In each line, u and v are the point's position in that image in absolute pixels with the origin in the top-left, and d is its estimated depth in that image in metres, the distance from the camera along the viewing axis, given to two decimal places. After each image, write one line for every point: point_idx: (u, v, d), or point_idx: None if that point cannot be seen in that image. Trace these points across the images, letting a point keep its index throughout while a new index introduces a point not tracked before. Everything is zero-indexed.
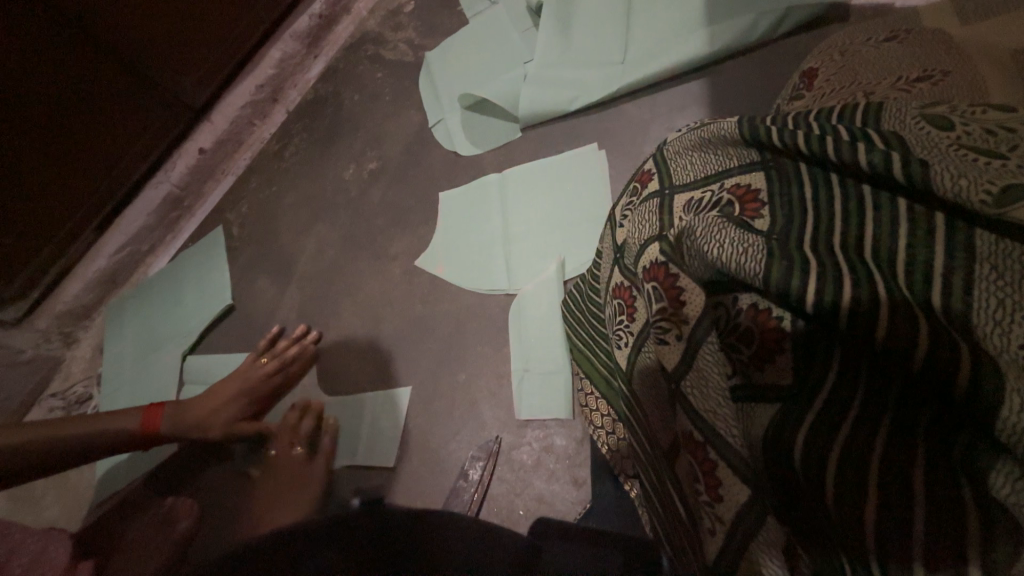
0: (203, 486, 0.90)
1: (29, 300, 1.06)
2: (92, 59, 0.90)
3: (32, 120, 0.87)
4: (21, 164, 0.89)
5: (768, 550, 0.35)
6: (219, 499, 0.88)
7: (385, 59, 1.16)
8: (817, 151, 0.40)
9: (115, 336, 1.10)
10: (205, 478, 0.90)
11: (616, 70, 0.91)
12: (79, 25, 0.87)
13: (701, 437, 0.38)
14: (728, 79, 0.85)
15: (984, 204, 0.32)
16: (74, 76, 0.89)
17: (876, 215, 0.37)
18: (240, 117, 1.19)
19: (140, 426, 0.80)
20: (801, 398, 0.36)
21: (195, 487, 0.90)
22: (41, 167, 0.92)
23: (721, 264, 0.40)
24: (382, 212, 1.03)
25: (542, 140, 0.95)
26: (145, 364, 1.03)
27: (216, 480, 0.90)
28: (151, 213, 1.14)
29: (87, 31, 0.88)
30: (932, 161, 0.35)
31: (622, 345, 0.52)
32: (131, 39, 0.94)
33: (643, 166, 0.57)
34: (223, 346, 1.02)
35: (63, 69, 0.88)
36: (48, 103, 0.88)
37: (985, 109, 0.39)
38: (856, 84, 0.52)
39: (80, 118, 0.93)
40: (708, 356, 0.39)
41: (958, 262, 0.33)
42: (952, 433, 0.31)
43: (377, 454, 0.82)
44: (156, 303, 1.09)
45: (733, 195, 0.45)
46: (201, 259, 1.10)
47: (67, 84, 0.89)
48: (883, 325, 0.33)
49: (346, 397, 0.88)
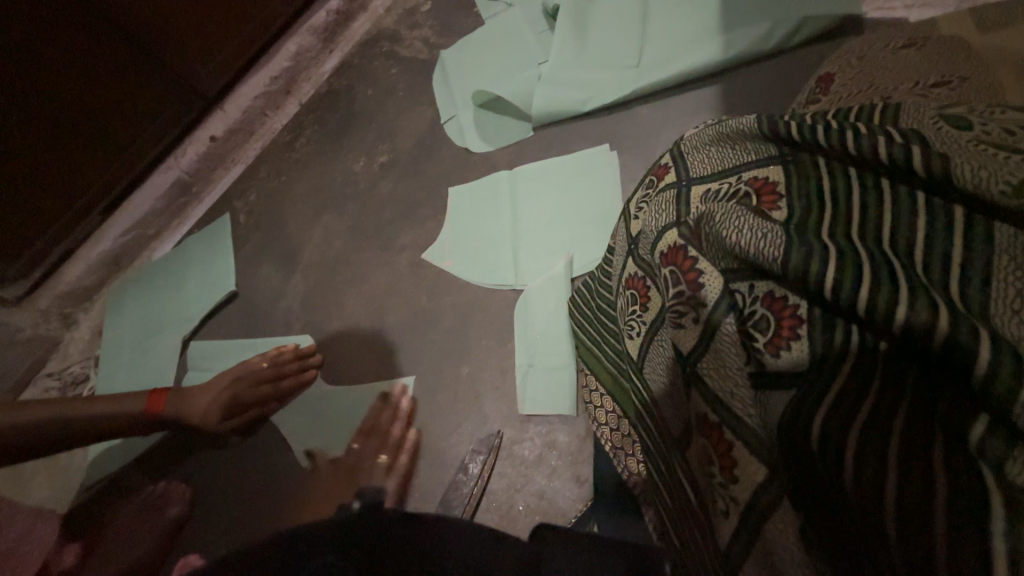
0: (193, 472, 0.88)
1: (32, 279, 1.06)
2: (111, 44, 0.92)
3: (49, 96, 0.87)
4: (34, 143, 0.89)
5: (783, 527, 0.37)
6: (208, 486, 0.86)
7: (400, 56, 1.18)
8: (837, 145, 0.41)
9: (115, 318, 1.09)
10: (195, 463, 0.88)
11: (629, 74, 0.92)
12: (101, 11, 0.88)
13: (718, 420, 0.40)
14: (741, 85, 0.86)
15: (1004, 193, 0.34)
16: (92, 56, 0.90)
17: (896, 206, 0.38)
18: (254, 107, 1.19)
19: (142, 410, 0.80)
20: (818, 382, 0.36)
21: (185, 472, 0.88)
22: (53, 147, 0.92)
23: (740, 249, 0.41)
24: (391, 204, 1.03)
25: (553, 139, 0.96)
26: (146, 347, 1.03)
27: (207, 466, 0.88)
28: (160, 197, 1.14)
29: (109, 17, 0.90)
30: (951, 155, 0.36)
31: (633, 335, 0.52)
32: (151, 25, 0.95)
33: (658, 161, 0.58)
34: (225, 332, 1.01)
35: (82, 52, 0.89)
36: (65, 79, 0.88)
37: (1003, 110, 0.40)
38: (873, 89, 0.53)
39: (95, 100, 0.94)
40: (726, 337, 0.40)
41: (976, 253, 0.34)
42: (968, 421, 0.31)
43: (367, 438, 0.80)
44: (159, 286, 1.08)
45: (751, 187, 0.46)
46: (207, 245, 1.10)
47: (85, 67, 0.90)
48: (903, 309, 0.32)
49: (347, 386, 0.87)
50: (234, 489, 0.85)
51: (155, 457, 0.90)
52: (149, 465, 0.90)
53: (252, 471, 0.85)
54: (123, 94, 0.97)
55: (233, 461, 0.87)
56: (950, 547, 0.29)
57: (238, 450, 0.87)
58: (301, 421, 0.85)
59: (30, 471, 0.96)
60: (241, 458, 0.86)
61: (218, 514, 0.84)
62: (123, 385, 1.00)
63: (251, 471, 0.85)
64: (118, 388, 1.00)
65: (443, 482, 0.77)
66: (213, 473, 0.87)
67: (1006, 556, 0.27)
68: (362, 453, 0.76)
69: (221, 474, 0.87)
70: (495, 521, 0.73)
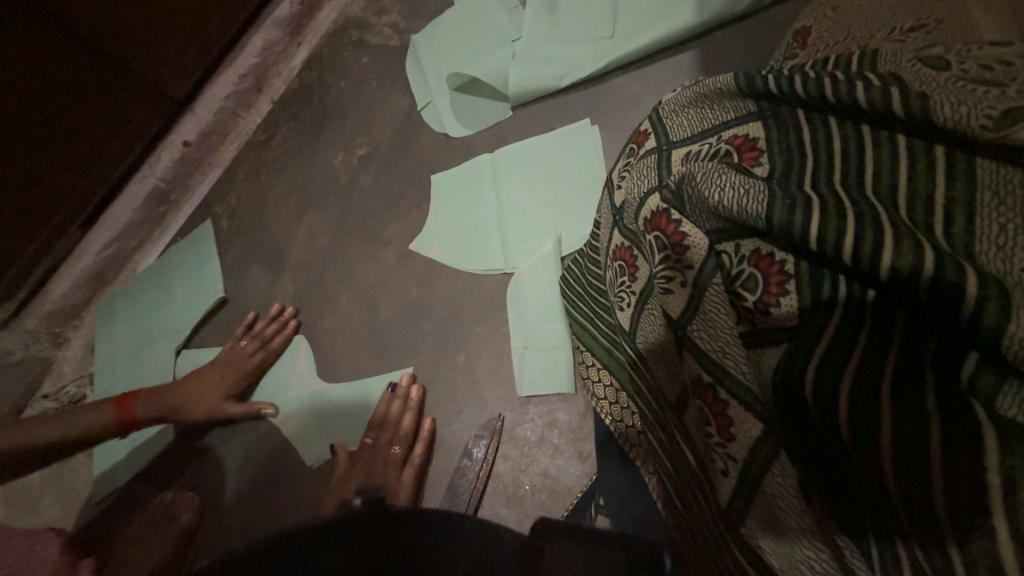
0: (199, 473, 0.88)
1: (16, 300, 1.04)
2: (71, 55, 0.88)
3: (9, 113, 0.84)
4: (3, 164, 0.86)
5: (783, 480, 0.36)
6: (214, 485, 0.87)
7: (370, 44, 1.14)
8: (815, 93, 0.40)
9: (105, 333, 1.08)
10: (200, 464, 0.89)
11: (605, 45, 0.90)
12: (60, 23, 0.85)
13: (711, 380, 0.40)
14: (719, 48, 0.84)
15: (984, 127, 0.32)
16: (54, 69, 0.86)
17: (877, 153, 0.38)
18: (224, 109, 1.16)
19: (115, 417, 0.83)
20: (807, 336, 0.37)
21: (191, 473, 0.89)
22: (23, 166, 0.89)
23: (724, 208, 0.40)
24: (374, 197, 1.01)
25: (532, 118, 0.94)
26: (140, 359, 1.01)
27: (211, 468, 0.88)
28: (136, 208, 1.11)
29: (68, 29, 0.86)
30: (931, 93, 0.35)
31: (623, 307, 0.52)
32: (111, 32, 0.91)
33: (638, 128, 0.57)
34: (217, 340, 1.00)
35: (41, 64, 0.85)
36: (25, 93, 0.84)
37: (980, 46, 0.39)
38: (850, 38, 0.52)
39: (59, 114, 0.90)
40: (714, 298, 0.40)
41: (959, 191, 0.34)
42: (958, 357, 0.31)
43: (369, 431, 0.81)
44: (146, 296, 1.06)
45: (731, 145, 0.45)
46: (190, 252, 1.08)
47: (47, 82, 0.86)
48: (888, 253, 0.32)
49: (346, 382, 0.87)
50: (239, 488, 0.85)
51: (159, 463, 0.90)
52: (153, 469, 0.90)
53: (256, 469, 0.85)
54: (90, 106, 0.94)
55: (236, 459, 0.87)
56: (946, 481, 0.29)
57: (241, 450, 0.87)
58: (299, 423, 0.85)
59: (37, 490, 0.96)
60: (245, 456, 0.87)
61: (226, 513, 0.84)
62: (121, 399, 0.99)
63: (256, 469, 0.85)
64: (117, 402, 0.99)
65: (449, 470, 0.77)
66: (217, 472, 0.87)
67: (999, 484, 0.27)
68: (368, 449, 0.76)
69: (227, 473, 0.87)
70: (503, 502, 0.73)
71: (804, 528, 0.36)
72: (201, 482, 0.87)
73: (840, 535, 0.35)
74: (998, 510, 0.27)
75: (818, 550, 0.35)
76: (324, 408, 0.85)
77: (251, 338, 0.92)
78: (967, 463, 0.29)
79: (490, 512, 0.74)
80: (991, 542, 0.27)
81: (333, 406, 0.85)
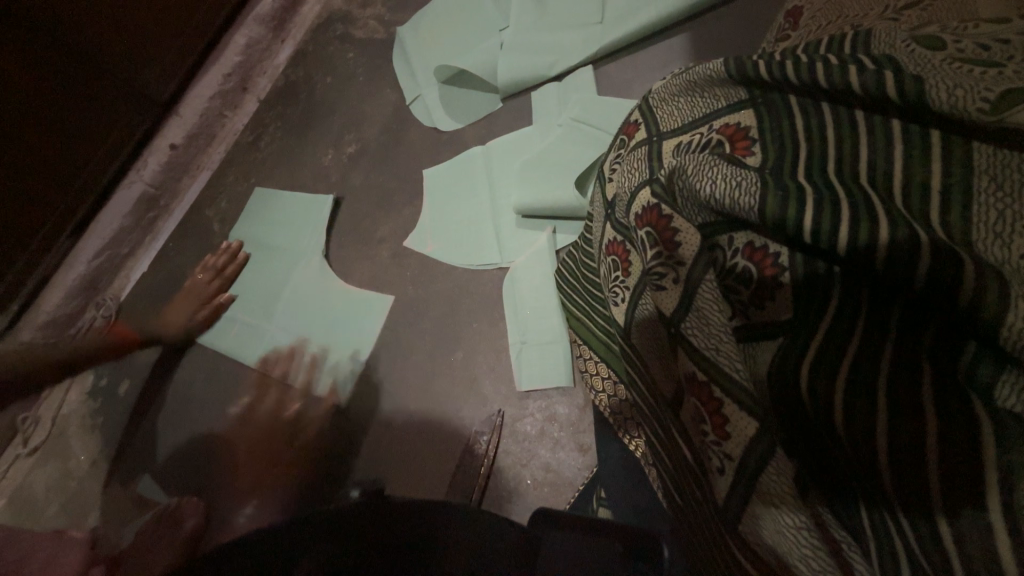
0: (200, 465, 0.88)
1: (9, 312, 0.98)
2: (62, 59, 0.86)
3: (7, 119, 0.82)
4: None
5: (779, 478, 0.36)
6: (214, 476, 0.86)
7: (355, 38, 1.13)
8: (807, 80, 0.39)
9: (210, 335, 0.96)
10: (201, 455, 0.88)
11: (594, 31, 0.88)
12: (51, 26, 0.83)
13: (705, 377, 0.40)
14: (708, 33, 0.84)
15: (980, 111, 0.32)
16: (49, 76, 0.85)
17: (871, 139, 0.37)
18: (210, 109, 1.13)
19: None
20: (803, 329, 0.37)
21: (190, 465, 0.88)
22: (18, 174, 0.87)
23: (716, 200, 0.39)
24: (364, 195, 0.99)
25: (523, 108, 0.93)
26: (322, 295, 0.92)
27: (211, 464, 0.87)
28: (126, 215, 1.06)
29: (59, 31, 0.84)
30: (926, 77, 0.34)
31: (618, 302, 0.51)
32: (100, 36, 0.90)
33: (629, 118, 0.56)
34: (338, 254, 0.96)
35: (36, 70, 0.83)
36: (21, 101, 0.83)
37: (976, 23, 0.38)
38: (842, 18, 0.50)
39: (53, 120, 0.88)
40: (706, 294, 0.40)
41: (956, 177, 0.33)
42: (959, 342, 0.31)
43: (461, 454, 0.76)
44: (265, 256, 0.98)
45: (723, 135, 0.44)
46: (266, 203, 1.04)
47: (41, 87, 0.85)
48: (884, 240, 0.31)
49: (445, 422, 0.79)
50: (243, 475, 0.85)
51: (163, 452, 0.90)
52: (155, 458, 0.90)
53: (263, 455, 0.85)
54: (82, 108, 0.92)
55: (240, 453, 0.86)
56: (942, 467, 0.29)
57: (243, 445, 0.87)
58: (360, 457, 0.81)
59: (44, 500, 0.91)
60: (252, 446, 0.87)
61: (228, 503, 0.83)
62: (269, 366, 0.90)
63: (260, 455, 0.85)
64: (264, 371, 0.90)
65: (458, 449, 0.77)
66: (225, 461, 0.87)
67: (997, 480, 0.27)
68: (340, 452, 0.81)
69: (235, 460, 0.86)
70: (505, 497, 0.73)
71: (799, 527, 0.35)
72: (204, 473, 0.87)
73: (836, 529, 0.35)
74: (995, 508, 0.27)
75: (813, 546, 0.34)
76: (417, 440, 0.79)
77: (427, 388, 0.82)
78: (963, 458, 0.28)
79: (494, 508, 0.73)
80: (987, 531, 0.27)
81: (430, 442, 0.78)
